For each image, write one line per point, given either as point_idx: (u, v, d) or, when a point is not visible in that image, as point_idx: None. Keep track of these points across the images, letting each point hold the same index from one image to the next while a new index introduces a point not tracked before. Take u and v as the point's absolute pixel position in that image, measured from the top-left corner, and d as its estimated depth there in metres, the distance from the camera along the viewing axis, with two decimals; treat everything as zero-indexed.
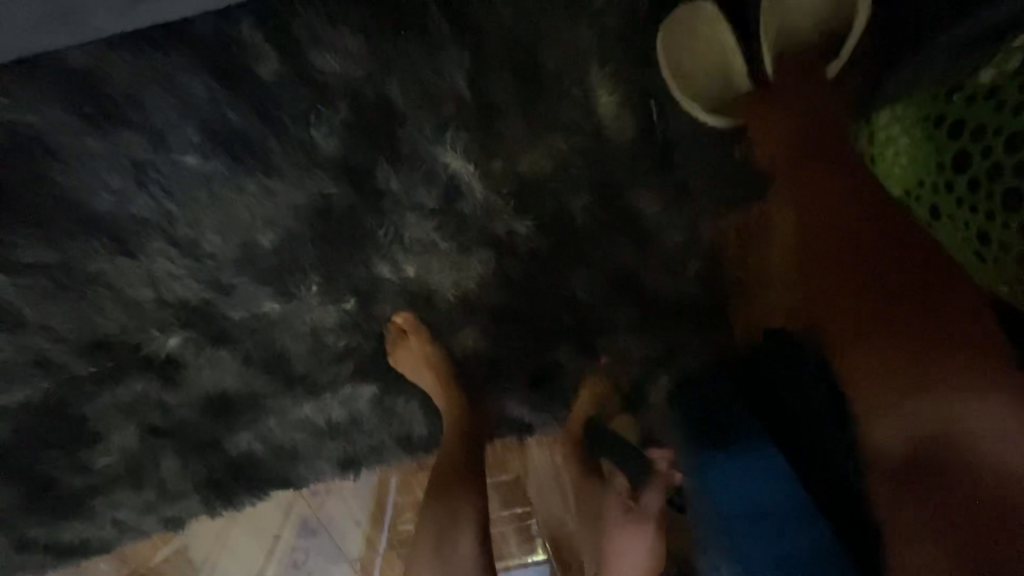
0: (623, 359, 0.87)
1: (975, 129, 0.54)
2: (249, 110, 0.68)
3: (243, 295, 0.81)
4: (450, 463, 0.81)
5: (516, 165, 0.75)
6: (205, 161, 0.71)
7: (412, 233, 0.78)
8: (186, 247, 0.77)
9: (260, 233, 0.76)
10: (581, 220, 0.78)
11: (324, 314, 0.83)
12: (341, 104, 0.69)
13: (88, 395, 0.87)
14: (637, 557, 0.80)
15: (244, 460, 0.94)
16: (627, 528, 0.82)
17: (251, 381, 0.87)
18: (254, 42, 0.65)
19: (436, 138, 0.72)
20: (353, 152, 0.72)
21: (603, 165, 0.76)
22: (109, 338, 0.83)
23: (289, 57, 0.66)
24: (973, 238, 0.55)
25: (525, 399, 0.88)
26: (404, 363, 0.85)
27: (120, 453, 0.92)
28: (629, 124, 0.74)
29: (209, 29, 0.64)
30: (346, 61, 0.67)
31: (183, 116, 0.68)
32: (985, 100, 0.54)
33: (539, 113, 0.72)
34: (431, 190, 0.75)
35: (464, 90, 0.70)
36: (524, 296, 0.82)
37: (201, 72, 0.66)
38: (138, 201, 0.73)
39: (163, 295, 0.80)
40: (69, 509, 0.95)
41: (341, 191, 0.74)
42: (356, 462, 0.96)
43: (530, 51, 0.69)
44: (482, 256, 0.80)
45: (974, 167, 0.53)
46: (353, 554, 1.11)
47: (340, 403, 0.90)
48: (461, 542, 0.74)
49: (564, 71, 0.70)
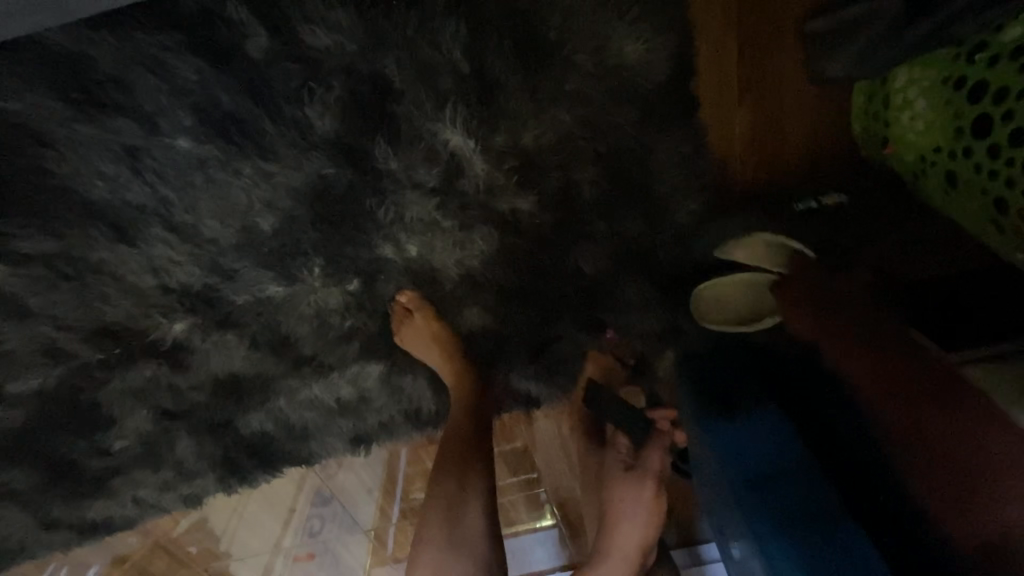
0: (630, 333, 0.86)
1: (998, 92, 0.52)
2: (241, 91, 0.66)
3: (246, 279, 0.80)
4: (460, 434, 0.80)
5: (519, 140, 0.72)
6: (198, 144, 0.69)
7: (413, 213, 0.76)
8: (185, 232, 0.76)
9: (259, 216, 0.75)
10: (587, 193, 0.76)
11: (328, 296, 0.83)
12: (335, 81, 0.67)
13: (99, 381, 0.87)
14: (633, 512, 0.79)
15: (256, 438, 0.96)
16: (626, 484, 0.81)
17: (259, 363, 0.88)
18: (242, 20, 0.63)
19: (435, 114, 0.70)
20: (350, 130, 0.70)
21: (609, 136, 0.73)
22: (115, 326, 0.83)
23: (279, 33, 0.64)
24: (991, 206, 0.54)
25: (531, 373, 0.88)
26: (411, 341, 0.85)
27: (134, 435, 0.93)
28: (634, 95, 0.71)
29: (195, 8, 0.63)
30: (337, 36, 0.65)
31: (173, 98, 0.66)
32: (1010, 62, 0.52)
33: (541, 85, 0.69)
34: (431, 167, 0.73)
35: (462, 62, 0.67)
36: (529, 271, 0.81)
37: (190, 53, 0.64)
38: (132, 188, 0.72)
39: (165, 281, 0.80)
40: (91, 489, 0.98)
41: (339, 171, 0.72)
42: (367, 437, 0.97)
43: (528, 19, 0.66)
44: (485, 234, 0.78)
45: (995, 132, 0.52)
46: (366, 524, 1.15)
47: (348, 382, 0.91)
48: (471, 506, 0.73)
49: (565, 40, 0.68)
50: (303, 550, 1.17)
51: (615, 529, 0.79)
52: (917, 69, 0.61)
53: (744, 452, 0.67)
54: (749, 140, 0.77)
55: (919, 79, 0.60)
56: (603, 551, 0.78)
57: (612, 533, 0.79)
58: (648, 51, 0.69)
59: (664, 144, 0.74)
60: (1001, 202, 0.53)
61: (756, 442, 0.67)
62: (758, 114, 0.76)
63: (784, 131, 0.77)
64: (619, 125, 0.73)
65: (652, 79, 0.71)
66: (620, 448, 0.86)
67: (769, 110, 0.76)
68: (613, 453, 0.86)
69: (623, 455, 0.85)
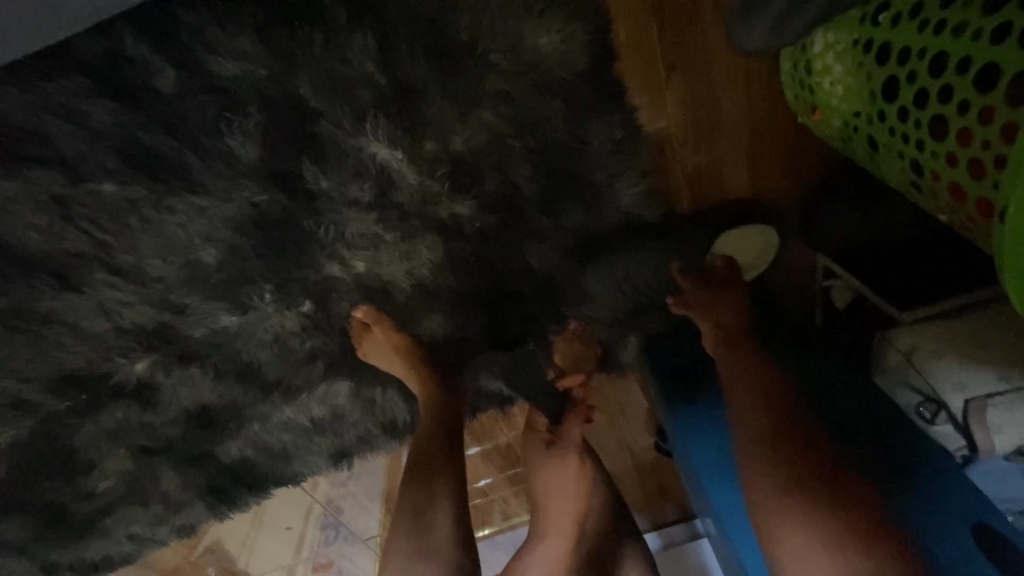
0: (591, 322, 0.85)
1: (901, 52, 0.52)
2: (159, 130, 0.66)
3: (198, 312, 0.80)
4: (427, 444, 0.80)
5: (448, 144, 0.71)
6: (125, 186, 0.69)
7: (353, 229, 0.75)
8: (130, 273, 0.76)
9: (200, 249, 0.75)
10: (526, 189, 0.75)
11: (283, 320, 0.82)
12: (251, 108, 0.66)
13: (72, 427, 0.87)
14: (564, 492, 0.78)
15: (239, 464, 0.96)
16: (550, 464, 0.79)
17: (227, 392, 0.88)
18: (145, 57, 0.62)
19: (357, 129, 0.69)
20: (274, 155, 0.69)
21: (536, 131, 0.72)
22: (77, 371, 0.83)
23: (184, 67, 0.63)
24: (909, 167, 0.55)
25: (499, 371, 0.89)
26: (373, 355, 0.83)
27: (117, 475, 0.94)
28: (556, 86, 0.70)
29: (95, 50, 0.62)
30: (244, 62, 0.64)
31: (93, 144, 0.66)
32: (911, 19, 0.51)
33: (460, 88, 0.69)
34: (364, 183, 0.72)
35: (376, 74, 0.67)
36: (480, 272, 0.81)
37: (100, 98, 0.64)
38: (68, 236, 0.71)
39: (119, 323, 0.80)
40: (83, 532, 0.99)
41: (272, 198, 0.72)
42: (348, 453, 0.98)
43: (435, 24, 0.65)
44: (428, 242, 0.77)
45: (901, 95, 0.52)
46: (368, 532, 1.11)
47: (319, 401, 0.91)
48: (437, 516, 0.73)
49: (477, 39, 0.67)
50: (324, 557, 1.12)
51: (550, 508, 0.78)
52: (833, 32, 0.60)
53: (706, 449, 0.71)
54: (684, 121, 0.76)
55: (835, 42, 0.60)
56: (538, 535, 0.78)
57: (548, 511, 0.78)
58: (563, 41, 0.68)
59: (598, 134, 0.73)
60: (916, 163, 0.54)
61: (715, 437, 0.72)
62: (690, 93, 0.75)
63: (729, 99, 0.76)
64: (547, 119, 0.72)
65: (572, 70, 0.69)
66: (538, 425, 0.85)
67: (700, 87, 0.75)
68: (533, 435, 0.84)
69: (544, 432, 0.83)
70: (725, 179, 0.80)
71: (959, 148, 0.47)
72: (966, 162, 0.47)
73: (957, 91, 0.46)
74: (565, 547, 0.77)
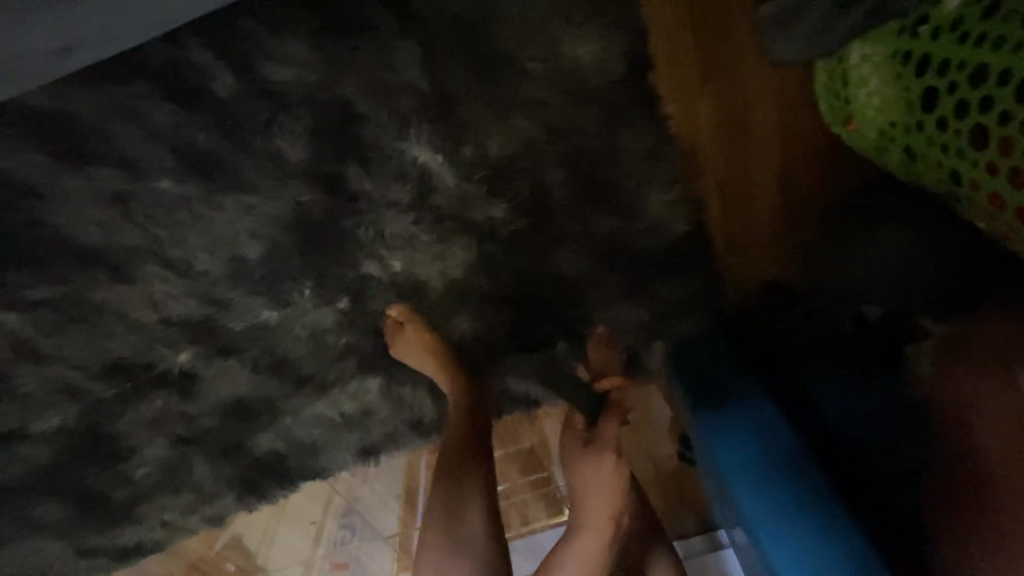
0: (619, 327, 0.86)
1: (941, 63, 0.53)
2: (215, 132, 0.70)
3: (240, 306, 0.84)
4: (457, 442, 0.80)
5: (485, 149, 0.74)
6: (181, 184, 0.73)
7: (391, 229, 0.78)
8: (179, 267, 0.79)
9: (246, 245, 0.78)
10: (559, 194, 0.77)
11: (320, 316, 0.85)
12: (300, 112, 0.70)
13: (116, 414, 0.91)
14: (600, 492, 0.78)
15: (269, 457, 0.98)
16: (588, 461, 0.79)
17: (263, 385, 0.91)
18: (207, 63, 0.67)
19: (400, 133, 0.72)
20: (320, 157, 0.72)
21: (572, 137, 0.74)
22: (124, 360, 0.87)
23: (242, 73, 0.67)
24: (947, 177, 0.55)
25: (526, 374, 0.90)
26: (405, 353, 0.85)
27: (154, 463, 0.97)
28: (592, 94, 0.72)
29: (163, 58, 0.67)
30: (298, 69, 0.68)
31: (153, 143, 0.70)
32: (950, 33, 0.53)
33: (499, 94, 0.71)
34: (404, 184, 0.75)
35: (420, 81, 0.70)
36: (512, 273, 0.82)
37: (165, 101, 0.68)
38: (125, 230, 0.76)
39: (166, 315, 0.84)
40: (118, 518, 1.01)
41: (316, 197, 0.75)
42: (376, 451, 1.00)
43: (478, 34, 0.68)
44: (462, 243, 0.80)
45: (941, 106, 0.53)
46: (388, 531, 1.11)
47: (350, 397, 0.94)
48: (469, 516, 0.75)
49: (517, 48, 0.69)
50: (340, 558, 1.13)
51: (588, 504, 0.78)
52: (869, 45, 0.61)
53: (731, 450, 0.70)
54: (716, 128, 0.78)
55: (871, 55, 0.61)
56: (574, 530, 0.78)
57: (586, 505, 0.78)
58: (600, 51, 0.70)
59: (631, 142, 0.75)
60: (954, 172, 0.54)
61: (740, 439, 0.70)
62: (723, 102, 0.76)
63: (761, 108, 0.77)
64: (582, 125, 0.74)
65: (607, 78, 0.72)
66: (576, 422, 0.85)
67: (734, 95, 0.76)
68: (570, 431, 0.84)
69: (581, 429, 0.83)
70: (756, 186, 0.81)
71: (1001, 157, 0.48)
72: (1008, 170, 0.48)
73: (1000, 101, 0.48)
74: (598, 547, 0.76)
